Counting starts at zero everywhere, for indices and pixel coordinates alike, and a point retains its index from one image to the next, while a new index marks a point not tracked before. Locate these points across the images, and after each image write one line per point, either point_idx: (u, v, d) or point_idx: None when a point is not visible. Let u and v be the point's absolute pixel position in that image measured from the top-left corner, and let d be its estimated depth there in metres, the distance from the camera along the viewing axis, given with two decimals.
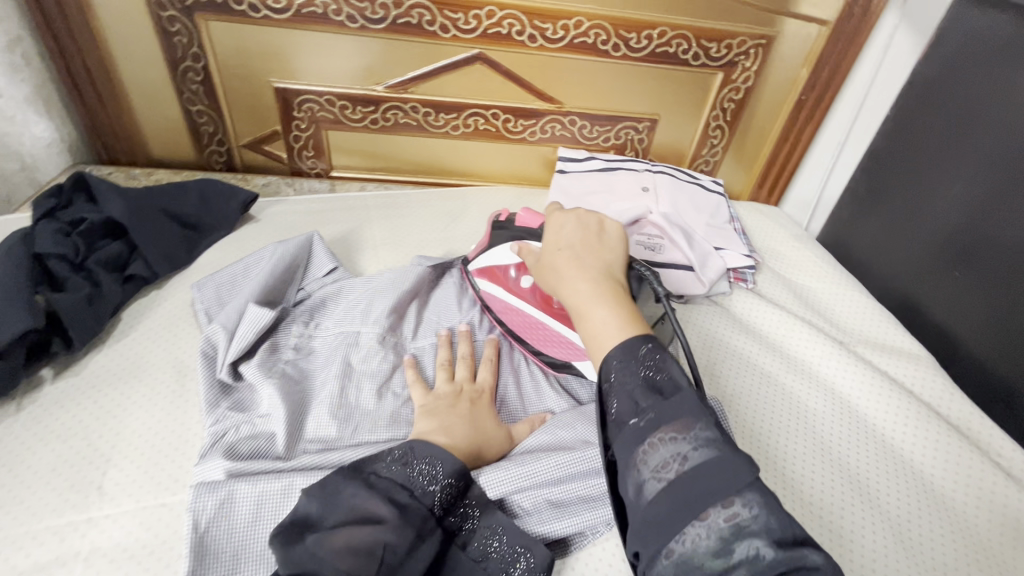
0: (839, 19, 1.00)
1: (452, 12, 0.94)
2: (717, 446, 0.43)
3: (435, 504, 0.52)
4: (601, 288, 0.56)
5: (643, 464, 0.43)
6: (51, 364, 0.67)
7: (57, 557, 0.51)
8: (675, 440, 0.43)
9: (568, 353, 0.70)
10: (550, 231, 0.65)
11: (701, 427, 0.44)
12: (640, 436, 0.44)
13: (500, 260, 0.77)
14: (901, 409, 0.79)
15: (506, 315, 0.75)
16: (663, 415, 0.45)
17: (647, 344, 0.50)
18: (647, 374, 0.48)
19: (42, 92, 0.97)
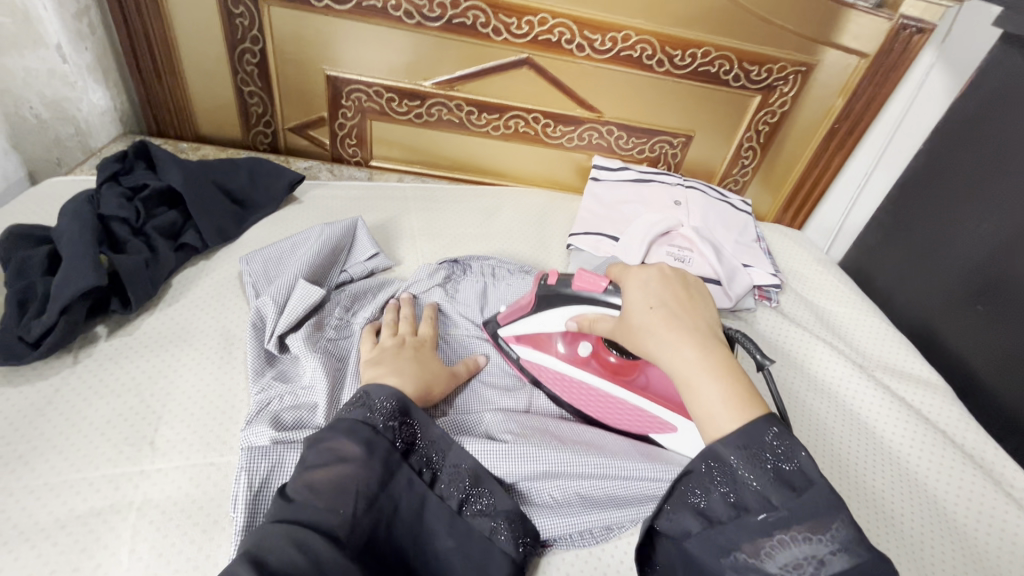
0: (879, 52, 1.02)
1: (506, 16, 0.97)
2: (855, 550, 0.42)
3: (396, 439, 0.54)
4: (708, 356, 0.52)
5: (769, 558, 0.44)
6: (106, 322, 0.69)
7: (112, 505, 0.53)
8: (809, 541, 0.43)
9: (648, 425, 0.70)
10: (632, 288, 0.60)
11: (839, 528, 0.43)
12: (765, 531, 0.44)
13: (546, 328, 0.72)
14: (920, 435, 0.82)
15: (568, 389, 0.73)
16: (796, 514, 0.44)
17: (772, 429, 0.47)
18: (777, 466, 0.45)
19: (102, 61, 1.00)
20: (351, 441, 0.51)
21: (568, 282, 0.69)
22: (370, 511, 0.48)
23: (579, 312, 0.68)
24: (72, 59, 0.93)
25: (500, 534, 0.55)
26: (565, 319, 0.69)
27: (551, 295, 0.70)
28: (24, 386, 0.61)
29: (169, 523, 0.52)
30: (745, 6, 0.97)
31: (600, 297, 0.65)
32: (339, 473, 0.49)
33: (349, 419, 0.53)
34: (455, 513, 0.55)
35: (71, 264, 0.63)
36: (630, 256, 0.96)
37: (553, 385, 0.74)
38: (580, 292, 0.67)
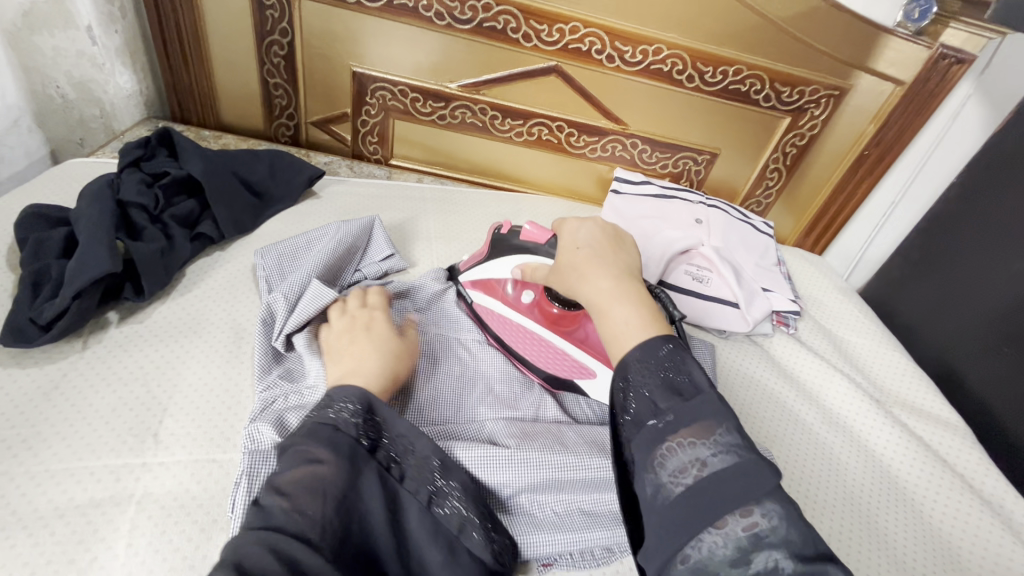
0: (915, 81, 0.99)
1: (538, 23, 0.96)
2: (737, 451, 0.42)
3: (359, 435, 0.51)
4: (623, 286, 0.53)
5: (660, 467, 0.42)
6: (118, 309, 0.69)
7: (111, 496, 0.52)
8: (694, 445, 0.42)
9: (573, 370, 0.74)
10: (565, 239, 0.61)
11: (723, 432, 0.42)
12: (658, 439, 0.43)
13: (496, 274, 0.77)
14: (937, 479, 0.79)
15: (504, 330, 0.78)
16: (682, 419, 0.43)
17: (667, 346, 0.48)
18: (669, 375, 0.46)
19: (131, 45, 1.00)
20: (314, 440, 0.48)
21: (518, 234, 0.74)
22: (340, 509, 0.45)
23: (523, 261, 0.73)
24: (102, 41, 0.94)
25: (470, 530, 0.53)
26: (511, 267, 0.75)
27: (503, 244, 0.76)
28: (33, 368, 0.60)
29: (167, 519, 0.51)
30: (781, 25, 0.95)
31: (541, 247, 0.71)
32: (309, 472, 0.45)
33: (314, 422, 0.50)
34: (423, 508, 0.51)
35: (87, 248, 0.63)
36: (647, 274, 0.94)
37: (496, 328, 0.79)
38: (525, 242, 0.73)
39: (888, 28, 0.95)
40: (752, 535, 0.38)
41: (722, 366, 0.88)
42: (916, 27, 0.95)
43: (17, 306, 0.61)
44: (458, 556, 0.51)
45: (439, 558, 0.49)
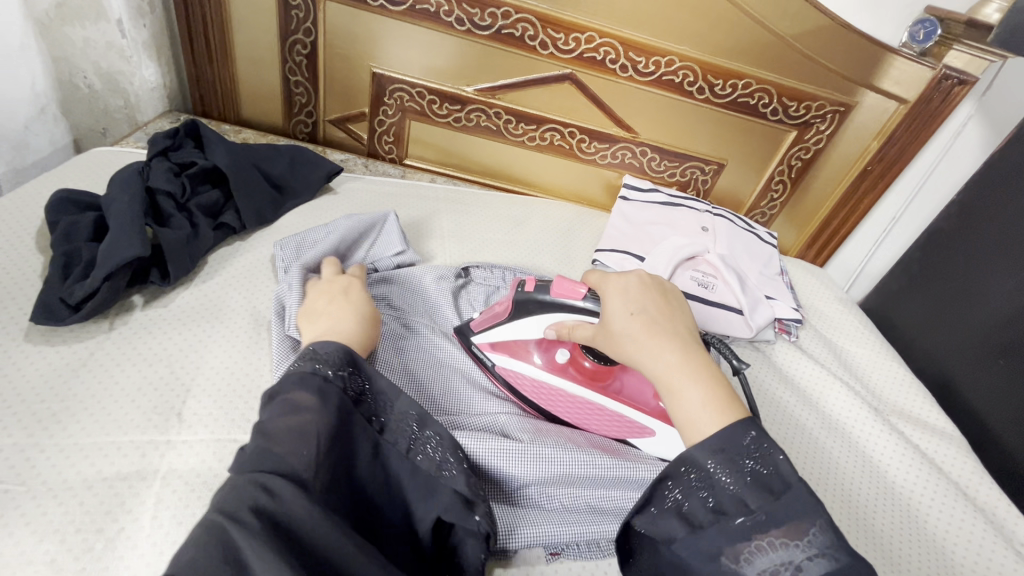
0: (918, 100, 1.02)
1: (555, 32, 0.99)
2: (833, 554, 0.42)
3: (346, 387, 0.56)
4: (688, 362, 0.52)
5: (747, 563, 0.44)
6: (142, 293, 0.71)
7: (138, 471, 0.54)
8: (787, 546, 0.43)
9: (626, 429, 0.72)
10: (613, 298, 0.58)
11: (817, 532, 0.43)
12: (744, 536, 0.45)
13: (523, 336, 0.73)
14: (933, 486, 0.81)
15: (542, 396, 0.74)
16: (773, 518, 0.44)
17: (750, 434, 0.47)
18: (755, 469, 0.46)
19: (157, 39, 1.03)
20: (303, 390, 0.52)
21: (546, 288, 0.70)
22: (328, 450, 0.50)
23: (557, 320, 0.69)
24: (131, 34, 0.96)
25: (448, 469, 0.56)
26: (544, 326, 0.70)
27: (527, 302, 0.71)
28: (61, 346, 0.62)
29: (191, 494, 0.53)
30: (790, 42, 0.98)
31: (578, 304, 0.67)
32: (299, 419, 0.49)
33: (301, 372, 0.54)
34: (404, 455, 0.56)
35: (118, 232, 0.65)
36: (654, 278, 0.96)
37: (530, 391, 0.75)
38: (560, 299, 0.68)
39: (893, 48, 0.98)
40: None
41: None
42: (921, 47, 0.98)
43: (48, 286, 0.63)
44: (437, 487, 0.55)
45: (417, 496, 0.54)
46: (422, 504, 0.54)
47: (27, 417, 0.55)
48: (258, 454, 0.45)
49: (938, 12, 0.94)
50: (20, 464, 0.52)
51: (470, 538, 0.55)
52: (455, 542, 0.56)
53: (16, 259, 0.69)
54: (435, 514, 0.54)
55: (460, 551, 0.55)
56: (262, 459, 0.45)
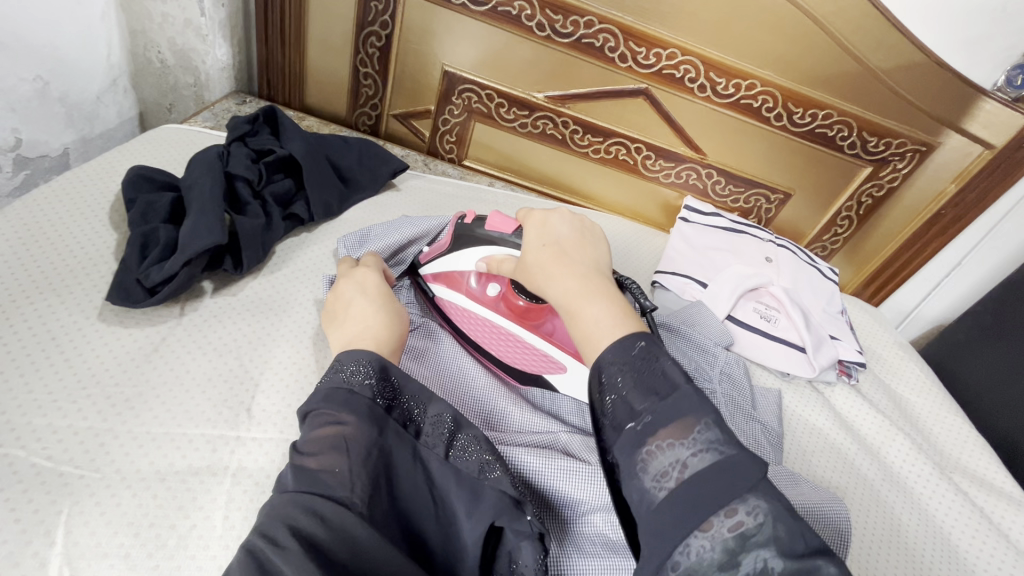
0: (1004, 147, 0.99)
1: (637, 45, 0.96)
2: (720, 448, 0.41)
3: (375, 395, 0.54)
4: (591, 284, 0.54)
5: (643, 472, 0.42)
6: (213, 279, 0.70)
7: (209, 466, 0.52)
8: (673, 446, 0.42)
9: (541, 364, 0.73)
10: (533, 232, 0.60)
11: (702, 428, 0.42)
12: (639, 443, 0.43)
13: (458, 266, 0.74)
14: (999, 553, 0.78)
15: (467, 321, 0.76)
16: (660, 418, 0.43)
17: (640, 345, 0.47)
18: (642, 373, 0.45)
19: (233, 20, 1.02)
20: (333, 404, 0.52)
21: (483, 223, 0.71)
22: (366, 465, 0.48)
23: (489, 253, 0.70)
24: (210, 13, 0.95)
25: (492, 471, 0.54)
26: (476, 260, 0.72)
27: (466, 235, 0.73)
28: (135, 329, 0.62)
29: (261, 496, 0.51)
30: (880, 76, 0.94)
31: (508, 238, 0.68)
32: (334, 432, 0.49)
33: (330, 388, 0.53)
34: (443, 459, 0.54)
35: (200, 218, 0.65)
36: (715, 307, 0.94)
37: (459, 321, 0.76)
38: (491, 232, 0.70)
39: (985, 90, 0.94)
40: (739, 535, 0.37)
41: (783, 409, 0.88)
42: (1016, 93, 0.93)
43: (126, 265, 0.62)
44: (482, 495, 0.52)
45: (465, 506, 0.52)
46: (468, 513, 0.51)
47: (101, 401, 0.54)
48: (297, 474, 0.46)
49: None
50: (94, 450, 0.51)
51: (523, 543, 0.51)
52: (506, 551, 0.52)
53: (91, 233, 0.68)
54: (485, 525, 0.50)
55: (515, 557, 0.51)
56: (302, 481, 0.45)
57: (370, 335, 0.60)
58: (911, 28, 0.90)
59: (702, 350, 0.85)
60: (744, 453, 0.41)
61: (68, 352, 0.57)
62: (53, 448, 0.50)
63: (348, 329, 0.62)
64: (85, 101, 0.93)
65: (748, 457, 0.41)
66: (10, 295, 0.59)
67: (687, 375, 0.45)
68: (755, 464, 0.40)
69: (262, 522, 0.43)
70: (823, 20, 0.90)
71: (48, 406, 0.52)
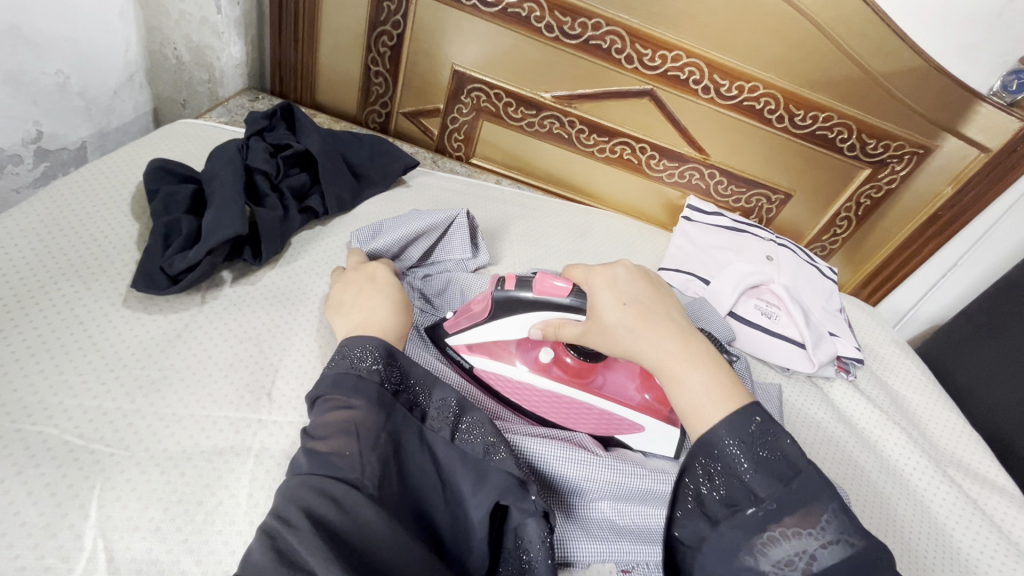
0: (1001, 150, 1.02)
1: (643, 47, 0.99)
2: (846, 540, 0.44)
3: (382, 380, 0.56)
4: (688, 350, 0.51)
5: (763, 555, 0.45)
6: (232, 269, 0.71)
7: (233, 447, 0.54)
8: (799, 535, 0.44)
9: (614, 427, 0.70)
10: (606, 289, 0.56)
11: (828, 520, 0.44)
12: (759, 527, 0.45)
13: (505, 335, 0.69)
14: (991, 543, 0.80)
15: (525, 397, 0.71)
16: (786, 507, 0.45)
17: (755, 421, 0.47)
18: (763, 455, 0.46)
19: (248, 18, 1.04)
20: (342, 389, 0.53)
21: (528, 285, 0.65)
22: (374, 448, 0.50)
23: (544, 316, 0.64)
24: (226, 11, 0.97)
25: (496, 452, 0.56)
26: (529, 325, 0.66)
27: (509, 301, 0.66)
28: (158, 315, 0.63)
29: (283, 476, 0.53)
30: (880, 80, 0.97)
31: (564, 302, 0.62)
32: (344, 416, 0.51)
33: (339, 373, 0.55)
34: (448, 441, 0.56)
35: (218, 210, 0.67)
36: (717, 303, 0.97)
37: (514, 397, 0.72)
38: (541, 297, 0.63)
39: (981, 95, 0.97)
40: None
41: (781, 402, 0.90)
42: (1011, 98, 0.96)
43: (150, 255, 0.65)
44: (487, 475, 0.54)
45: (470, 487, 0.53)
46: (475, 494, 0.53)
47: (129, 383, 0.56)
48: (308, 456, 0.47)
49: None
50: (123, 429, 0.53)
51: (529, 520, 0.53)
52: (514, 528, 0.54)
53: (113, 224, 0.70)
54: (491, 501, 0.52)
55: (521, 534, 0.53)
56: (315, 463, 0.47)
57: (386, 323, 0.62)
58: (910, 33, 0.93)
59: None
60: (866, 543, 0.44)
61: (95, 336, 0.59)
62: (84, 426, 0.52)
63: (357, 316, 0.63)
64: (102, 95, 0.95)
65: (871, 549, 0.44)
66: (38, 282, 0.61)
67: (808, 457, 0.47)
68: (877, 555, 0.44)
69: (277, 502, 0.45)
70: (825, 25, 0.93)
71: (78, 387, 0.54)
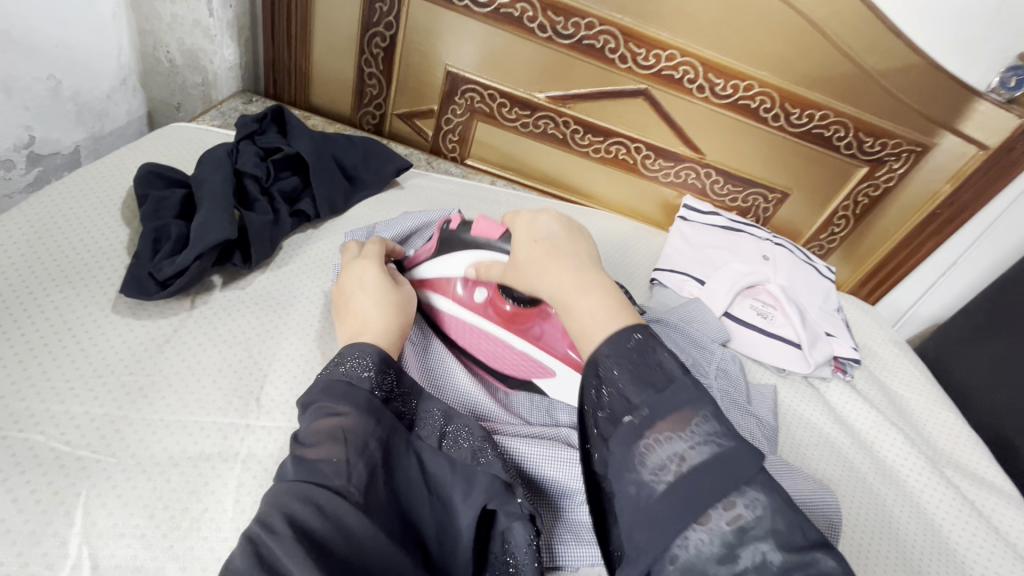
0: (1000, 147, 1.00)
1: (636, 46, 0.98)
2: (719, 441, 0.42)
3: (374, 387, 0.55)
4: (585, 279, 0.53)
5: (642, 465, 0.43)
6: (221, 273, 0.71)
7: (220, 452, 0.54)
8: (671, 439, 0.42)
9: (530, 369, 0.73)
10: (521, 229, 0.60)
11: (700, 421, 0.43)
12: (635, 437, 0.43)
13: (446, 271, 0.72)
14: (989, 546, 0.79)
15: (456, 325, 0.75)
16: (659, 411, 0.44)
17: (635, 337, 0.47)
18: (641, 365, 0.46)
19: (239, 21, 1.04)
20: (333, 397, 0.53)
21: (468, 229, 0.71)
22: (364, 457, 0.49)
23: (478, 258, 0.68)
24: (218, 14, 0.98)
25: (484, 456, 0.57)
26: (465, 265, 0.70)
27: (453, 240, 0.72)
28: (147, 320, 0.63)
29: (270, 482, 0.53)
30: (876, 77, 0.96)
31: (495, 242, 0.67)
32: (334, 424, 0.51)
33: (331, 379, 0.55)
34: (436, 450, 0.56)
35: (208, 214, 0.67)
36: (711, 303, 0.96)
37: (448, 323, 0.76)
38: (478, 238, 0.68)
39: (979, 92, 0.96)
40: (736, 527, 0.39)
41: (777, 403, 0.89)
42: (1010, 94, 0.95)
43: (139, 260, 0.65)
44: (475, 481, 0.54)
45: (459, 493, 0.53)
46: (466, 500, 0.53)
47: (116, 390, 0.56)
48: (298, 464, 0.47)
49: None
50: (109, 436, 0.53)
51: (515, 524, 0.53)
52: (501, 532, 0.54)
53: (104, 228, 0.70)
54: (478, 506, 0.52)
55: (508, 536, 0.53)
56: (303, 471, 0.47)
57: (382, 331, 0.61)
58: (905, 31, 0.92)
59: (699, 346, 0.86)
60: (741, 444, 0.42)
61: (83, 342, 0.59)
62: (71, 433, 0.52)
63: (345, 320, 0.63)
64: (96, 100, 0.95)
65: (746, 450, 0.42)
66: (28, 288, 0.61)
67: (683, 368, 0.46)
68: (750, 456, 0.41)
69: (263, 508, 0.45)
70: (820, 22, 0.92)
71: (65, 394, 0.54)
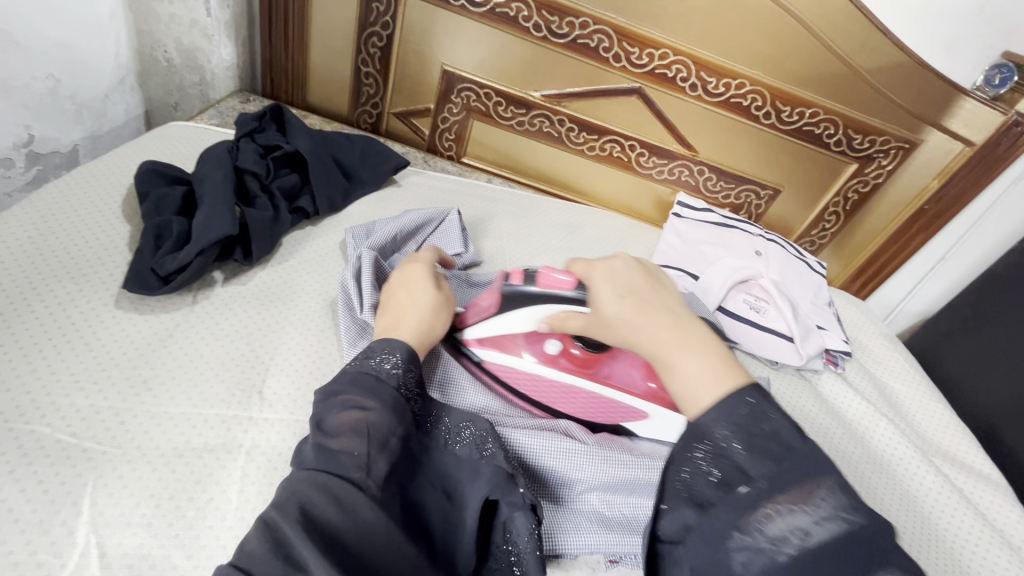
0: (984, 144, 1.02)
1: (630, 45, 1.00)
2: (848, 517, 0.40)
3: (400, 385, 0.55)
4: (682, 335, 0.53)
5: (758, 532, 0.41)
6: (222, 269, 0.72)
7: (224, 444, 0.55)
8: (795, 512, 0.41)
9: (621, 416, 0.72)
10: (605, 281, 0.59)
11: (825, 494, 0.41)
12: (751, 505, 0.42)
13: (509, 326, 0.70)
14: (977, 531, 0.81)
15: (530, 386, 0.72)
16: (778, 483, 0.42)
17: (746, 401, 0.46)
18: (755, 432, 0.44)
19: (236, 21, 1.05)
20: (360, 390, 0.53)
21: (533, 279, 0.67)
22: (382, 452, 0.50)
23: (545, 312, 0.66)
24: (216, 13, 0.99)
25: (488, 447, 0.58)
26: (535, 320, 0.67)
27: (513, 294, 0.68)
28: (150, 315, 0.64)
29: (273, 472, 0.54)
30: (864, 76, 0.98)
31: (568, 296, 0.64)
32: (359, 418, 0.50)
33: (358, 371, 0.54)
34: (440, 443, 0.57)
35: (211, 212, 0.68)
36: (705, 298, 0.98)
37: (519, 385, 0.72)
38: (546, 291, 0.65)
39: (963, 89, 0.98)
40: None
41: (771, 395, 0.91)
42: (994, 91, 0.98)
43: (140, 256, 0.65)
44: (479, 472, 0.55)
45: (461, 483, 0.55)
46: (470, 489, 0.54)
47: (120, 381, 0.57)
48: (319, 453, 0.47)
49: (1017, 58, 0.93)
50: (113, 427, 0.53)
51: (517, 514, 0.54)
52: (503, 522, 0.55)
53: (106, 225, 0.71)
54: (481, 496, 0.53)
55: (511, 526, 0.54)
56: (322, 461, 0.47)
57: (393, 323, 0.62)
58: (891, 30, 0.94)
59: None
60: (869, 520, 0.40)
61: (86, 337, 0.60)
62: (76, 425, 0.53)
63: None
64: (94, 99, 0.96)
65: (876, 531, 0.40)
66: (32, 284, 0.62)
67: (800, 435, 0.44)
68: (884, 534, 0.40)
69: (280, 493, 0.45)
70: (809, 21, 0.94)
71: (70, 386, 0.55)
